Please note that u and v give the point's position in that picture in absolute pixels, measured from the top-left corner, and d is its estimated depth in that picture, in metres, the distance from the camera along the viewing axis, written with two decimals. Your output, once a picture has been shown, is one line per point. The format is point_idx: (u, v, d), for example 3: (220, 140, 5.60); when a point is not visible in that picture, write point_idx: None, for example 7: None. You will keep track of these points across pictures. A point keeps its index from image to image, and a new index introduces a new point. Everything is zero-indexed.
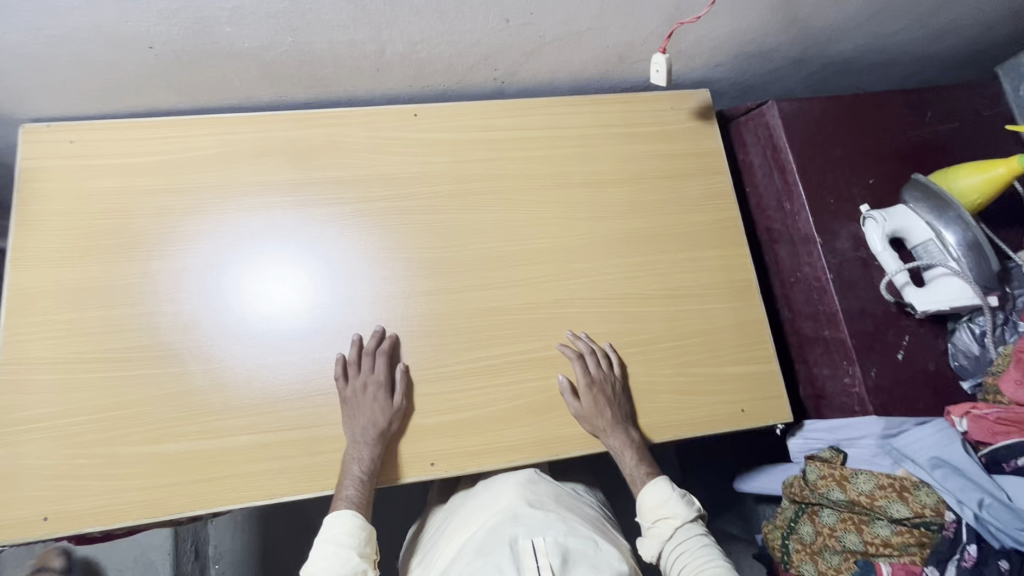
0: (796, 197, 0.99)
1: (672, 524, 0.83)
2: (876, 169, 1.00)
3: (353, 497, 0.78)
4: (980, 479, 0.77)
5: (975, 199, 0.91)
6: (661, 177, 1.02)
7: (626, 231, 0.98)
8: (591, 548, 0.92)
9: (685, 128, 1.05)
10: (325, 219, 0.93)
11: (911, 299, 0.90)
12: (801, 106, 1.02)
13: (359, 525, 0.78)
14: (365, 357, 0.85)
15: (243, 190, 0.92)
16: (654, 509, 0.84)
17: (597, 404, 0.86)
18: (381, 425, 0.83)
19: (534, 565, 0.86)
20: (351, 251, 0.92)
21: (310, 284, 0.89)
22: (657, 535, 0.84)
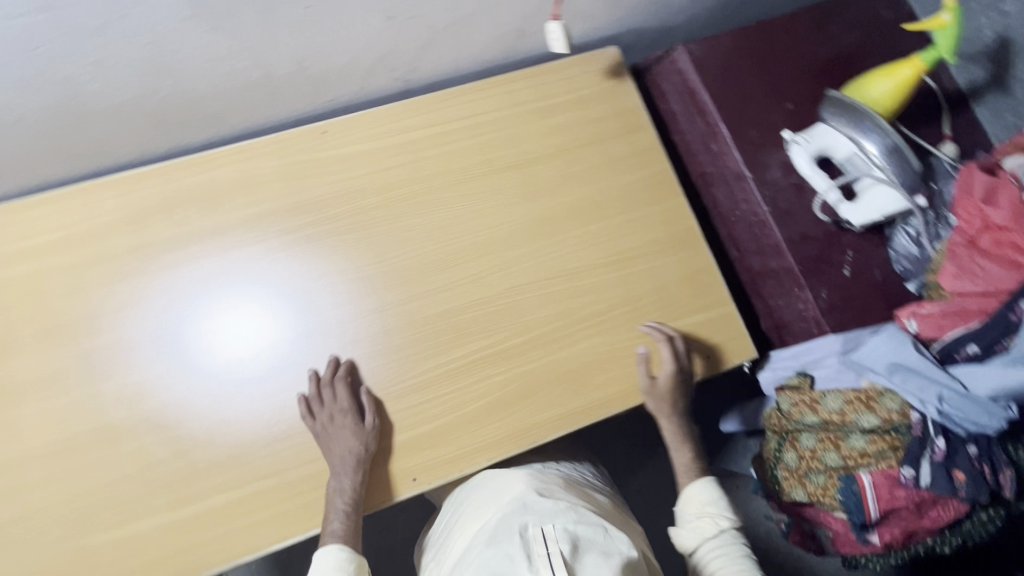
0: (720, 137, 0.98)
1: (713, 523, 0.85)
2: (794, 91, 1.00)
3: (336, 531, 0.78)
4: (936, 374, 0.77)
5: (892, 103, 0.91)
6: (585, 145, 1.00)
7: (560, 206, 0.97)
8: (601, 537, 0.92)
9: (602, 90, 1.03)
10: (253, 257, 0.89)
11: (847, 215, 0.92)
12: (708, 44, 1.01)
13: (347, 559, 0.78)
14: (326, 387, 0.84)
15: (161, 247, 0.88)
16: (700, 503, 0.88)
17: (668, 395, 0.90)
18: (358, 451, 0.81)
19: (543, 550, 0.85)
20: (287, 284, 0.89)
21: (252, 327, 0.87)
22: (697, 530, 0.86)
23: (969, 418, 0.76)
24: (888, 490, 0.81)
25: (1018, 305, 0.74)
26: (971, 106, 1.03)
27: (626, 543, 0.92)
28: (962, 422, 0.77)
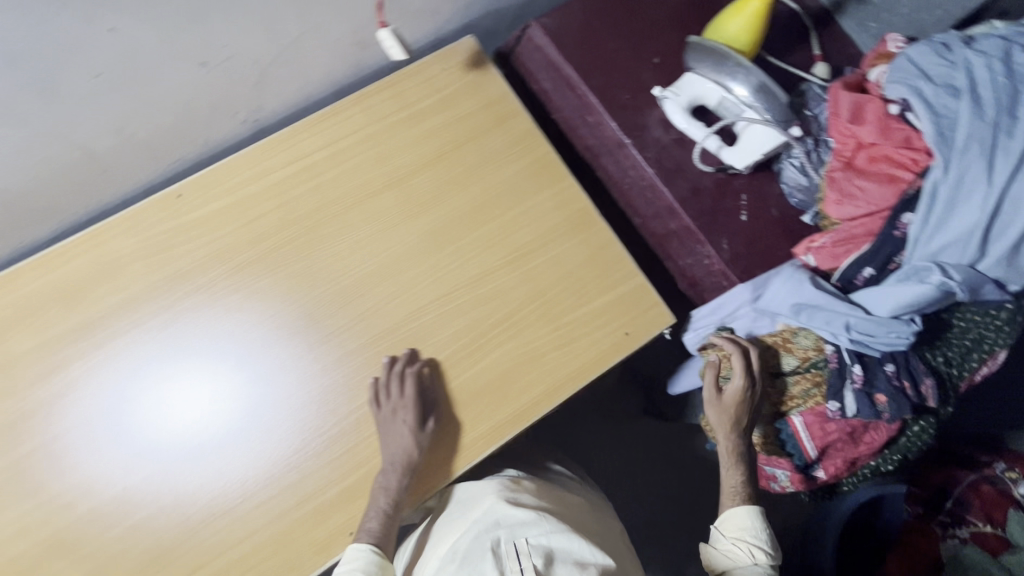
0: (594, 108, 0.95)
1: (748, 557, 0.80)
2: (658, 44, 0.96)
3: (374, 529, 0.77)
4: (837, 306, 0.77)
5: (751, 39, 0.89)
6: (459, 146, 0.96)
7: (446, 216, 0.93)
8: (575, 544, 0.91)
9: (465, 84, 0.99)
10: (155, 329, 0.85)
11: (730, 160, 0.89)
12: (561, 14, 0.97)
13: (376, 562, 0.76)
14: (391, 382, 0.83)
15: (32, 357, 0.83)
16: (739, 529, 0.81)
17: (732, 409, 0.81)
18: (410, 451, 0.80)
19: (517, 567, 0.86)
20: (198, 348, 0.85)
21: (176, 397, 0.83)
22: (729, 553, 0.81)
23: (879, 336, 0.75)
24: (820, 426, 0.81)
25: (900, 220, 0.74)
26: (835, 19, 1.01)
27: (593, 552, 0.92)
28: (872, 345, 0.76)
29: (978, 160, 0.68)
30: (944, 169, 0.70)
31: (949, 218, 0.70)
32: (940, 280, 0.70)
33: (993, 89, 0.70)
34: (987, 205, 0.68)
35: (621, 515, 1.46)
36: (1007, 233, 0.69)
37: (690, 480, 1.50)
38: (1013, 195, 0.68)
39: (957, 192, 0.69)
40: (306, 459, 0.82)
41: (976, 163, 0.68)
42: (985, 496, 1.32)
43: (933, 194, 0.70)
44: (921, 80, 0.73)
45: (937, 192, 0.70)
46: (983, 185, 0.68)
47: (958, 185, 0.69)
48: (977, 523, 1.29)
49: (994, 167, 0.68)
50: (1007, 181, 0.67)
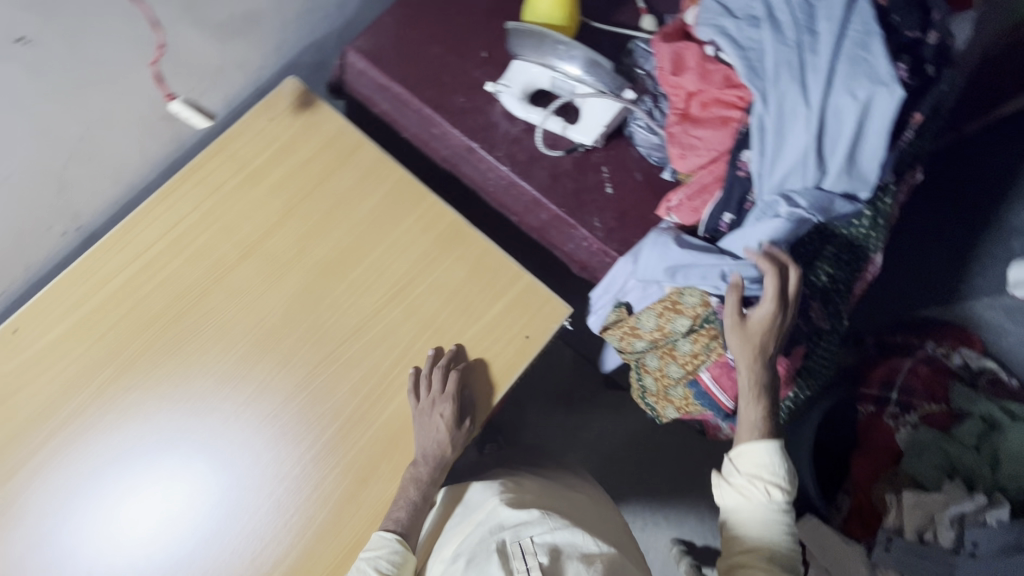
0: (434, 119, 0.91)
1: (765, 494, 0.74)
2: (480, 39, 0.93)
3: (403, 518, 0.78)
4: (703, 261, 0.74)
5: (566, 14, 0.87)
6: (307, 194, 0.91)
7: (312, 270, 0.88)
8: (579, 538, 0.87)
9: (299, 127, 0.94)
10: (34, 471, 0.79)
11: (578, 139, 0.87)
12: (373, 33, 0.93)
13: (399, 553, 0.76)
14: (434, 372, 0.83)
15: None
16: (757, 468, 0.75)
17: (760, 336, 0.72)
18: (445, 443, 0.81)
19: (522, 567, 0.82)
20: (86, 476, 0.79)
21: (78, 533, 0.77)
22: (740, 490, 0.76)
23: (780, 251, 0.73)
24: (728, 376, 0.82)
25: (740, 159, 0.73)
26: None
27: (593, 538, 0.89)
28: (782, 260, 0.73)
29: (791, 84, 0.68)
30: (762, 100, 0.69)
31: (781, 147, 0.69)
32: (787, 210, 0.69)
33: (789, 11, 0.70)
34: (811, 125, 0.67)
35: (610, 495, 1.44)
36: (838, 147, 0.68)
37: (667, 442, 1.48)
38: (833, 110, 0.67)
39: (780, 120, 0.69)
40: (231, 558, 0.78)
41: (789, 88, 0.68)
42: (923, 378, 1.37)
43: (760, 127, 0.70)
44: (722, 18, 0.72)
45: (762, 124, 0.69)
46: (801, 107, 0.68)
47: (779, 113, 0.68)
48: (925, 405, 1.34)
49: (806, 88, 0.68)
50: (822, 98, 0.67)
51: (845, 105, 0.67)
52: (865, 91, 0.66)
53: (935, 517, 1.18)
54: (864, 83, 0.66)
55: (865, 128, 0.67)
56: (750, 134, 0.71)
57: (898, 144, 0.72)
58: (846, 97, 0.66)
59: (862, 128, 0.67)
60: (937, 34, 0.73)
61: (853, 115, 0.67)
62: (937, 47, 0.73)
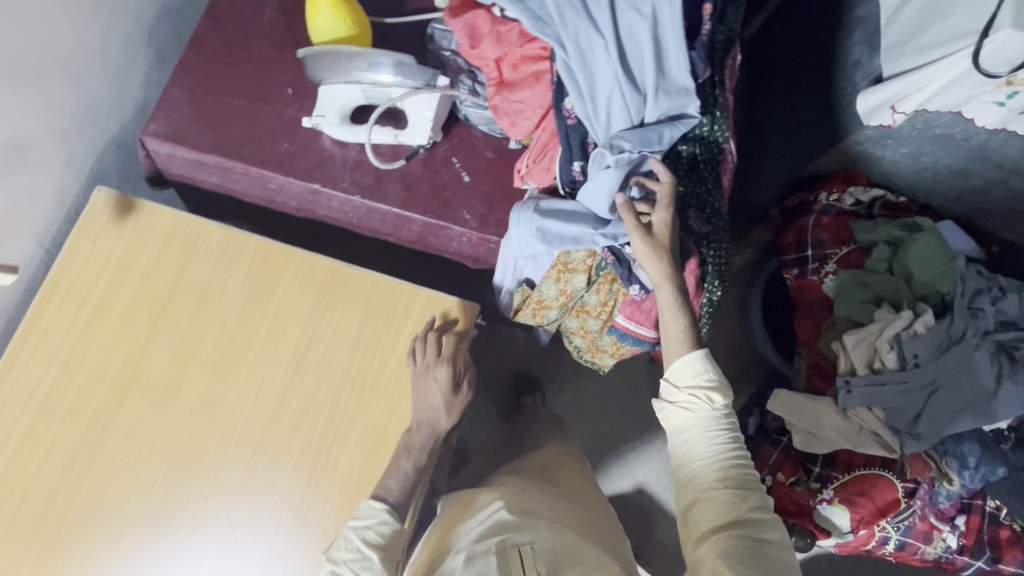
0: (264, 175, 0.85)
1: (705, 405, 0.76)
2: (279, 77, 0.87)
3: (393, 489, 0.77)
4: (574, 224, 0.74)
5: (348, 23, 0.81)
6: (167, 300, 0.85)
7: (203, 375, 0.83)
8: (578, 546, 0.88)
9: (127, 236, 0.86)
10: None
11: (413, 141, 0.84)
12: (164, 111, 0.85)
13: (387, 519, 0.74)
14: (427, 336, 0.83)
15: None
16: (691, 379, 0.77)
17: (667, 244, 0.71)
18: (441, 401, 0.81)
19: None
20: None
21: None
22: (683, 410, 0.77)
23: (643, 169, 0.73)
24: (640, 310, 0.83)
25: (564, 108, 0.72)
26: None
27: (582, 542, 0.90)
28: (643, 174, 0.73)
29: (579, 21, 0.67)
30: (559, 44, 0.68)
31: (593, 83, 0.69)
32: (614, 158, 0.70)
33: None
34: (610, 54, 0.67)
35: (606, 445, 1.47)
36: (645, 66, 0.69)
37: (638, 377, 1.51)
38: (626, 34, 0.68)
39: (582, 58, 0.68)
40: None
41: (578, 25, 0.67)
42: (828, 227, 1.45)
43: (566, 71, 0.69)
44: None
45: (567, 66, 0.69)
46: (596, 40, 0.67)
47: (578, 53, 0.68)
48: (837, 251, 1.43)
49: (594, 19, 0.67)
50: (612, 25, 0.67)
51: (635, 25, 0.67)
52: (646, 5, 0.67)
53: (877, 346, 1.26)
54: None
55: (663, 39, 0.68)
56: (561, 80, 0.71)
57: (699, 39, 0.73)
58: (633, 17, 0.67)
59: (659, 40, 0.68)
60: None
61: (644, 32, 0.67)
62: None
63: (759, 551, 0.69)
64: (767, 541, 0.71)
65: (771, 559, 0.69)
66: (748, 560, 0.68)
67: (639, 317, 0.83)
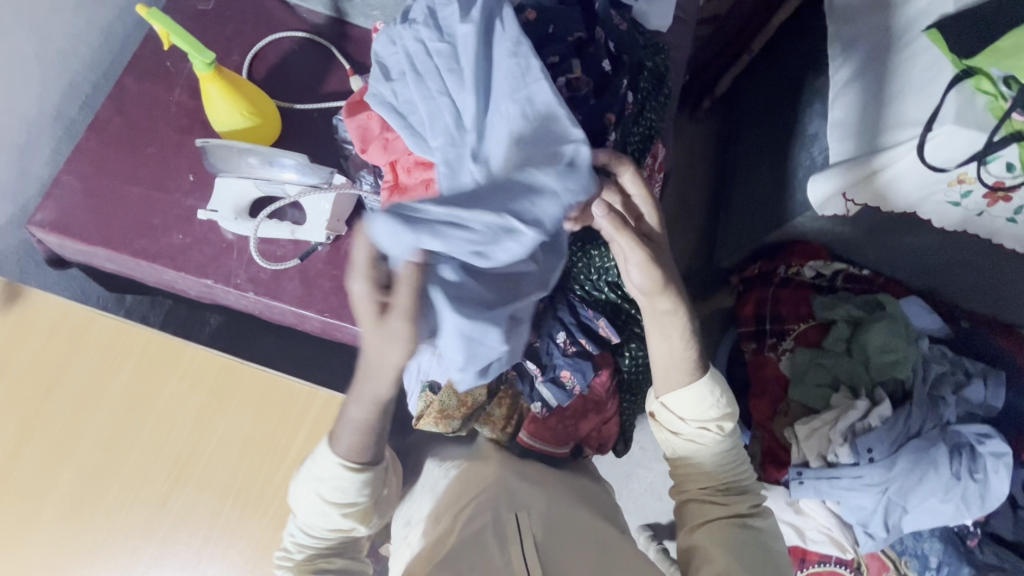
0: (156, 268, 0.81)
1: (714, 434, 0.75)
2: (179, 164, 0.84)
3: (352, 444, 0.66)
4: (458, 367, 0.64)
5: (241, 128, 0.79)
6: (45, 397, 0.80)
7: (75, 481, 0.77)
8: (576, 514, 0.77)
9: (11, 326, 0.82)
10: None
11: (311, 237, 0.80)
12: (54, 197, 0.82)
13: (348, 475, 0.66)
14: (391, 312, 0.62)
15: None
16: (700, 410, 0.74)
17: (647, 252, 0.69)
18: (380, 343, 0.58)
19: (517, 542, 0.70)
20: None
21: None
22: (690, 437, 0.76)
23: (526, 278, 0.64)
24: (544, 425, 0.79)
25: None
26: (348, 23, 0.93)
27: (582, 510, 0.78)
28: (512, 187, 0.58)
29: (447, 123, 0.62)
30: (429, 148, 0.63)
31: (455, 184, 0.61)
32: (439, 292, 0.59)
33: (433, 57, 0.63)
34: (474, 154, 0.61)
35: None
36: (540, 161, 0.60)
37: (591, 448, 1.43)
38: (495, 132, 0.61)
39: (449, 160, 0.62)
40: None
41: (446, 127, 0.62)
42: (786, 301, 1.41)
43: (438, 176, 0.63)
44: (378, 84, 0.65)
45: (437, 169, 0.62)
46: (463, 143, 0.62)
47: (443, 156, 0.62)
48: (796, 327, 1.37)
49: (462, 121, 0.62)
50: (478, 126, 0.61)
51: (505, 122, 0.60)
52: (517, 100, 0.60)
53: (830, 437, 1.21)
54: (515, 93, 0.60)
55: (533, 137, 0.60)
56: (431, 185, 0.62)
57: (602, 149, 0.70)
58: (501, 111, 0.61)
59: (531, 137, 0.60)
60: (603, 30, 0.74)
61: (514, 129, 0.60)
62: (608, 39, 0.74)
63: (760, 545, 0.74)
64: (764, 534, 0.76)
65: (768, 551, 0.74)
66: (744, 555, 0.72)
67: (546, 430, 0.80)
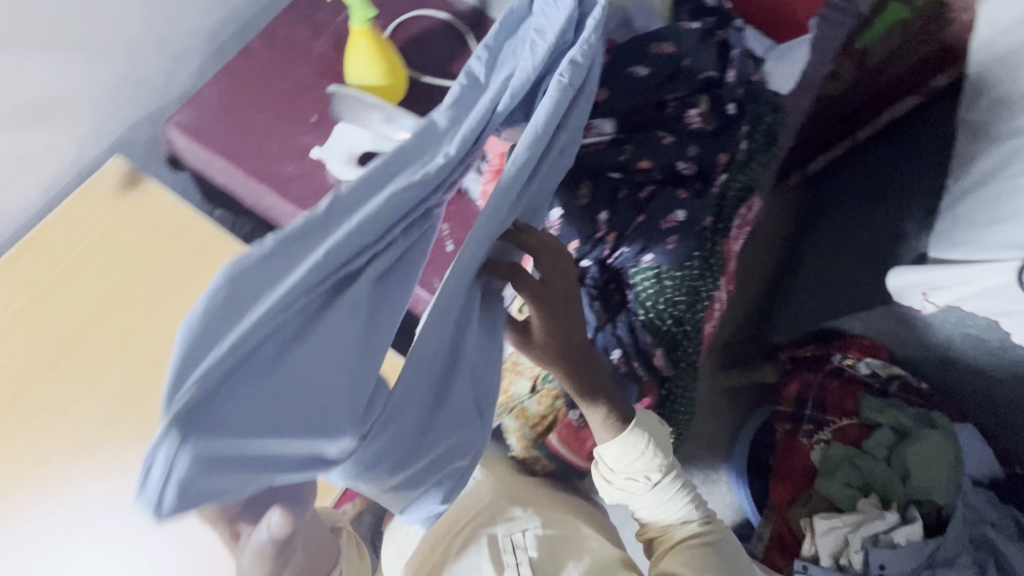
0: (260, 189, 0.87)
1: (642, 479, 0.76)
2: (306, 104, 0.90)
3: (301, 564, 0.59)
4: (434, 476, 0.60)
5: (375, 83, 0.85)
6: (133, 279, 0.86)
7: (136, 362, 0.83)
8: (569, 532, 0.82)
9: (123, 209, 0.90)
10: None
11: None
12: (194, 105, 0.90)
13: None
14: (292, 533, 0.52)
15: None
16: (627, 463, 0.74)
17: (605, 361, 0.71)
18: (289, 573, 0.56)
19: (512, 562, 0.78)
20: None
21: None
22: (623, 486, 0.77)
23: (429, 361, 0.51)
24: (574, 435, 0.79)
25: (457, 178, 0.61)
26: (488, 16, 0.99)
27: (580, 523, 0.85)
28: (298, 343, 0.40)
29: (236, 281, 0.37)
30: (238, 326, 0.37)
31: (394, 262, 0.46)
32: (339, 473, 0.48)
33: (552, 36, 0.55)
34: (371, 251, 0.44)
35: None
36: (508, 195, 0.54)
37: None
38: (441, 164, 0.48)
39: (279, 298, 0.38)
40: None
41: (311, 250, 0.41)
42: (832, 392, 1.36)
43: (242, 364, 0.37)
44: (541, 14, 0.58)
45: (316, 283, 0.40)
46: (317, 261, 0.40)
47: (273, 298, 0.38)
48: (836, 420, 1.33)
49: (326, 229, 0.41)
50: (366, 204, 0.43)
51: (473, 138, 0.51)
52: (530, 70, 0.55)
53: (848, 539, 1.15)
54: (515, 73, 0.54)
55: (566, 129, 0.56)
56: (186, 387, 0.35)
57: (707, 187, 0.74)
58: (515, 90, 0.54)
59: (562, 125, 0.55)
60: (735, 71, 0.75)
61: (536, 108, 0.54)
62: (738, 83, 0.75)
63: (718, 553, 0.78)
64: (722, 542, 0.80)
65: (726, 556, 0.78)
66: (706, 567, 0.75)
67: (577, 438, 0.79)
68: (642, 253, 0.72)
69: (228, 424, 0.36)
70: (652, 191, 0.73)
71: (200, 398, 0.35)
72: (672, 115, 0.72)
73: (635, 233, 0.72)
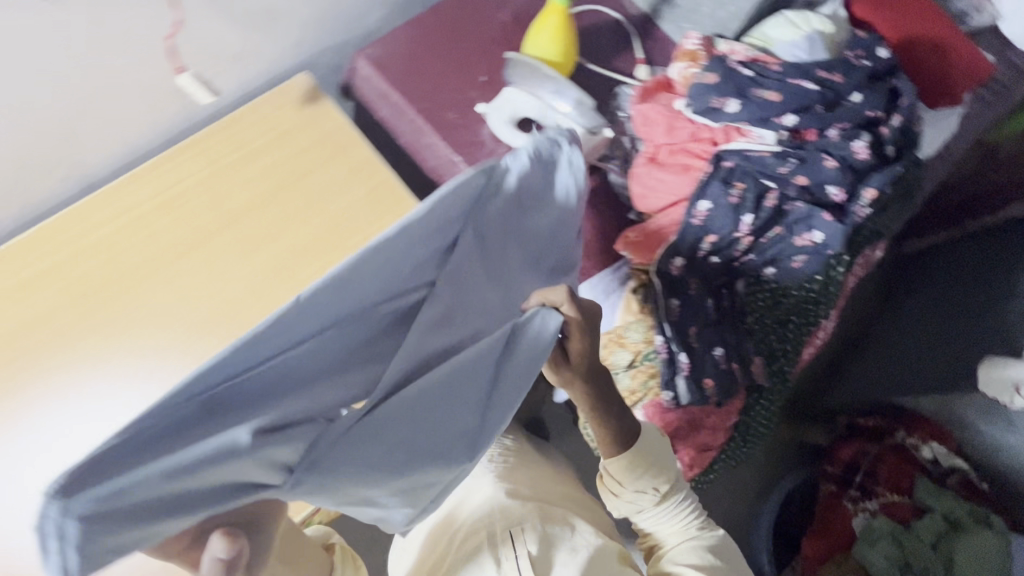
0: (426, 130, 0.96)
1: (645, 489, 0.69)
2: (480, 65, 0.99)
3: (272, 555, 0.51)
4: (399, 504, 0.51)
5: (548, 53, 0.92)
6: (296, 180, 0.96)
7: (285, 250, 0.91)
8: (569, 534, 0.78)
9: (300, 119, 1.00)
10: None
11: None
12: (385, 43, 1.00)
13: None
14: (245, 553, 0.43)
15: None
16: (631, 474, 0.67)
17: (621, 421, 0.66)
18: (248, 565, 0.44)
19: (510, 558, 0.73)
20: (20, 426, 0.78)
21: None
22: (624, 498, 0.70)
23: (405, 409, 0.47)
24: (660, 417, 0.82)
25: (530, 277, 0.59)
26: (655, 24, 1.06)
27: (586, 530, 0.80)
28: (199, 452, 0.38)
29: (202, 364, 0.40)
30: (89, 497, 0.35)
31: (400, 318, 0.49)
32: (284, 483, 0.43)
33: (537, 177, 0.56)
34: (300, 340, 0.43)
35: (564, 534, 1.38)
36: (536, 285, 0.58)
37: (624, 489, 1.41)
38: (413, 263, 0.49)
39: (176, 404, 0.38)
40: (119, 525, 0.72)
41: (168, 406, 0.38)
42: (888, 465, 1.34)
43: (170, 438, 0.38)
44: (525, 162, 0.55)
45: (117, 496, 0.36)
46: (191, 379, 0.38)
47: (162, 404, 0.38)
48: (887, 494, 1.31)
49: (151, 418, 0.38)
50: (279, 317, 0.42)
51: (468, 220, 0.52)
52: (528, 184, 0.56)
53: None
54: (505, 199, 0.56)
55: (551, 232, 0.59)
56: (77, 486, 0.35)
57: (848, 218, 0.76)
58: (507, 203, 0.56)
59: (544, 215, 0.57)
60: (900, 117, 0.77)
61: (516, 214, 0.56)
62: (899, 128, 0.77)
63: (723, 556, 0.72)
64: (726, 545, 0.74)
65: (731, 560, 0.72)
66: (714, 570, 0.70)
67: (662, 418, 0.82)
68: (767, 265, 0.79)
69: (144, 493, 0.37)
70: (795, 209, 0.76)
71: (89, 478, 0.35)
72: (835, 141, 0.74)
73: (767, 245, 0.78)
